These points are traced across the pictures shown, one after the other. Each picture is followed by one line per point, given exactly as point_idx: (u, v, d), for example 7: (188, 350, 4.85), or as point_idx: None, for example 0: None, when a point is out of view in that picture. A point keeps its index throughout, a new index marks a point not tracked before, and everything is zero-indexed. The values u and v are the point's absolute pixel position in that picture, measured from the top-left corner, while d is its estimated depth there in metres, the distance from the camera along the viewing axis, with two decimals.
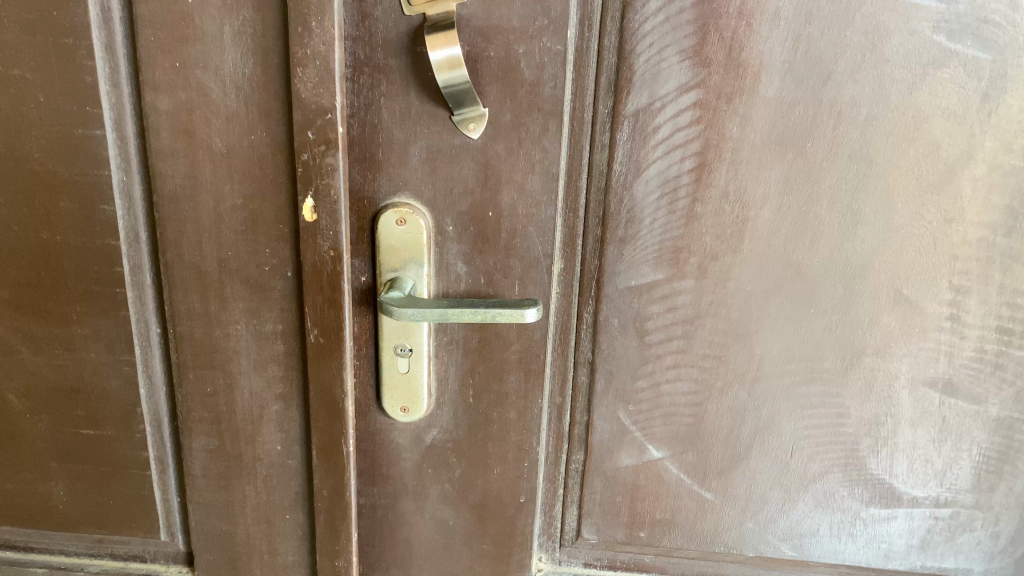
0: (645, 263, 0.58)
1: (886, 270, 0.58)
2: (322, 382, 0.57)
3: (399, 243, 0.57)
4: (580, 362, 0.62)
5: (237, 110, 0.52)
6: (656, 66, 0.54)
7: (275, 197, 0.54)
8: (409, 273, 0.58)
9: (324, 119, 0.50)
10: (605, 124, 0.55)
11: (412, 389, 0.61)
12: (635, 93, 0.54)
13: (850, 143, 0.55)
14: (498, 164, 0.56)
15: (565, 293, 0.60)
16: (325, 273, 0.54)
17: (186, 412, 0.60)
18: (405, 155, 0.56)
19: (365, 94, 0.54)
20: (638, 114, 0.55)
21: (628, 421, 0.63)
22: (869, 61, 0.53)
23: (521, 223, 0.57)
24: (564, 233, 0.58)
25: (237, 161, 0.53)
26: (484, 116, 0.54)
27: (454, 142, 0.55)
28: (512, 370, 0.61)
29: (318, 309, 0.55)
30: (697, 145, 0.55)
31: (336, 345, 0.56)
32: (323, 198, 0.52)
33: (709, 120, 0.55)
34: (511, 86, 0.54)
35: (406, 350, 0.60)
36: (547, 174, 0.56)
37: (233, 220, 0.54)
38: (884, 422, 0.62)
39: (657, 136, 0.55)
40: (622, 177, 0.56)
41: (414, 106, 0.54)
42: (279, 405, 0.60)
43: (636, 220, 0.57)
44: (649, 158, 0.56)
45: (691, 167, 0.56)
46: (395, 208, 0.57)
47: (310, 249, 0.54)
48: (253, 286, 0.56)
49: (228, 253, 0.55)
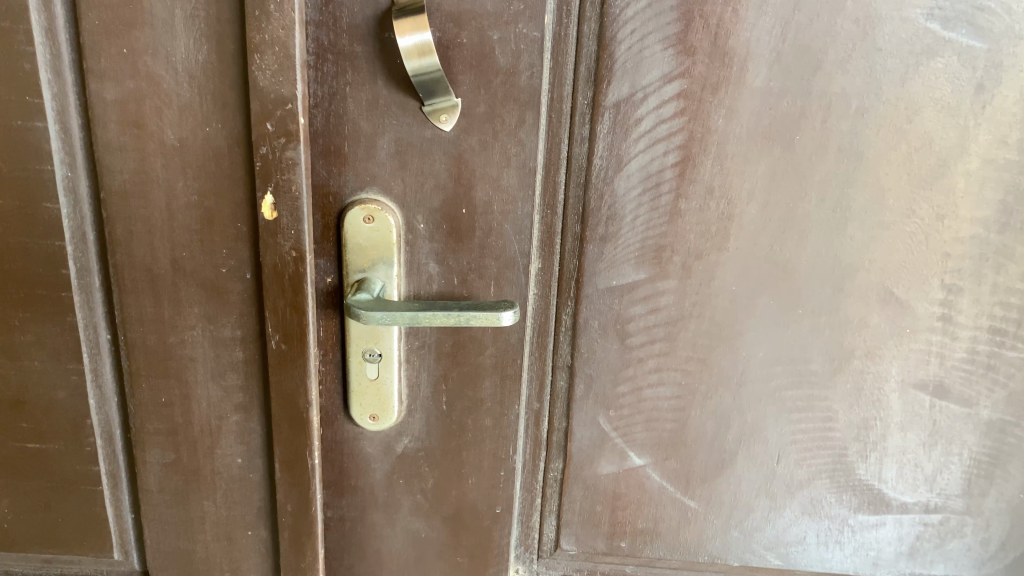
0: (626, 262, 0.56)
1: (876, 269, 0.56)
2: (285, 391, 0.54)
3: (366, 242, 0.54)
4: (559, 366, 0.59)
5: (190, 99, 0.48)
6: (638, 54, 0.51)
7: (233, 193, 0.50)
8: (378, 274, 0.55)
9: (285, 109, 0.47)
10: (584, 116, 0.52)
11: (382, 396, 0.58)
12: (616, 83, 0.51)
13: (840, 137, 0.52)
14: (472, 158, 0.53)
15: (543, 294, 0.57)
16: (287, 275, 0.51)
17: (140, 423, 0.56)
18: (373, 148, 0.53)
19: (329, 83, 0.51)
20: (618, 106, 0.52)
21: (608, 427, 0.60)
22: (860, 50, 0.50)
23: (496, 220, 0.54)
24: (542, 231, 0.55)
25: (191, 154, 0.49)
26: (456, 106, 0.51)
27: (424, 134, 0.52)
28: (487, 375, 0.58)
29: (280, 314, 0.52)
30: (680, 139, 0.53)
31: (299, 352, 0.53)
32: (284, 194, 0.49)
33: (693, 112, 0.52)
34: (485, 74, 0.51)
35: (376, 355, 0.56)
36: (523, 169, 0.53)
37: (187, 219, 0.51)
38: (872, 426, 0.60)
39: (639, 129, 0.52)
40: (602, 171, 0.53)
41: (382, 96, 0.51)
42: (239, 416, 0.56)
43: (616, 216, 0.55)
44: (630, 152, 0.53)
45: (674, 162, 0.53)
46: (363, 205, 0.53)
47: (270, 249, 0.50)
48: (210, 289, 0.52)
49: (182, 253, 0.52)
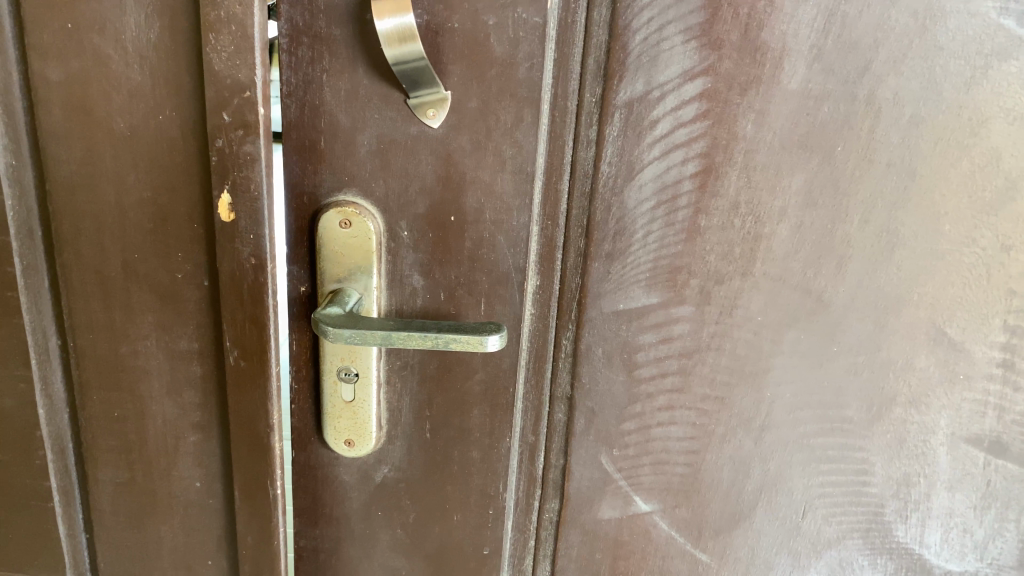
0: (636, 284, 0.49)
1: (926, 303, 0.48)
2: (245, 413, 0.48)
3: (343, 248, 0.48)
4: (557, 397, 0.52)
5: (142, 83, 0.43)
6: (655, 47, 0.44)
7: (189, 191, 0.45)
8: (356, 285, 0.48)
9: (242, 97, 0.41)
10: (591, 115, 0.46)
11: (358, 420, 0.52)
12: (629, 80, 0.44)
13: (888, 150, 0.45)
14: (462, 160, 0.46)
15: (540, 315, 0.50)
16: (245, 285, 0.45)
17: (91, 438, 0.51)
18: (352, 144, 0.47)
19: (304, 70, 0.45)
20: (631, 105, 0.45)
21: (611, 468, 0.54)
22: (917, 49, 0.43)
23: (489, 231, 0.48)
24: (541, 244, 0.49)
25: (143, 145, 0.44)
26: (446, 100, 0.45)
27: (409, 131, 0.46)
28: (475, 403, 0.52)
29: (239, 327, 0.46)
30: (702, 146, 0.45)
31: (260, 370, 0.47)
32: (242, 194, 0.43)
33: (718, 116, 0.45)
34: (478, 64, 0.44)
35: (352, 375, 0.50)
36: (520, 174, 0.46)
37: (139, 217, 0.45)
38: (915, 483, 0.52)
39: (654, 133, 0.45)
40: (611, 180, 0.47)
41: (362, 86, 0.45)
42: (198, 436, 0.51)
43: (625, 232, 0.48)
44: (643, 159, 0.46)
45: (694, 172, 0.46)
46: (339, 207, 0.47)
47: (228, 255, 0.44)
48: (164, 296, 0.47)
49: (134, 255, 0.46)
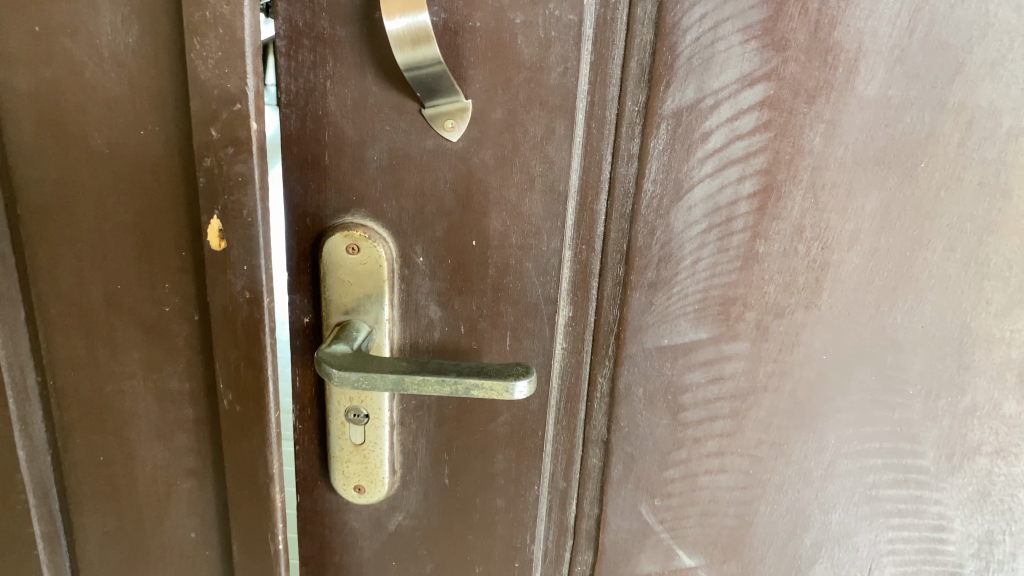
0: (683, 317, 0.43)
1: (1018, 341, 0.42)
2: (241, 462, 0.43)
3: (351, 276, 0.42)
4: (591, 440, 0.47)
5: (120, 93, 0.37)
6: (708, 48, 0.38)
7: (176, 215, 0.39)
8: (366, 316, 0.43)
9: (231, 110, 0.36)
10: (633, 126, 0.40)
11: (369, 465, 0.46)
12: (677, 86, 0.39)
13: (980, 167, 0.39)
14: (485, 177, 0.41)
15: (573, 349, 0.45)
16: (239, 321, 0.40)
17: (76, 484, 0.46)
18: (360, 160, 0.41)
19: (305, 76, 0.39)
20: (679, 115, 0.39)
21: (652, 519, 0.48)
22: (1017, 50, 0.37)
23: (515, 257, 0.42)
24: (574, 271, 0.43)
25: (123, 163, 0.39)
26: (467, 109, 0.39)
27: (424, 145, 0.40)
28: (500, 447, 0.46)
29: (232, 369, 0.41)
30: (762, 161, 0.40)
31: (257, 415, 0.42)
32: (233, 220, 0.38)
33: (781, 126, 0.39)
34: (503, 69, 0.38)
35: (361, 416, 0.45)
36: (551, 193, 0.41)
37: (122, 243, 0.40)
38: (998, 542, 0.47)
39: (705, 147, 0.39)
40: (655, 200, 0.41)
41: (371, 94, 0.40)
42: (191, 483, 0.45)
43: (671, 259, 0.42)
44: (693, 177, 0.40)
45: (752, 191, 0.40)
46: (346, 231, 0.42)
47: (218, 288, 0.39)
48: (151, 330, 0.42)
49: (116, 286, 0.41)
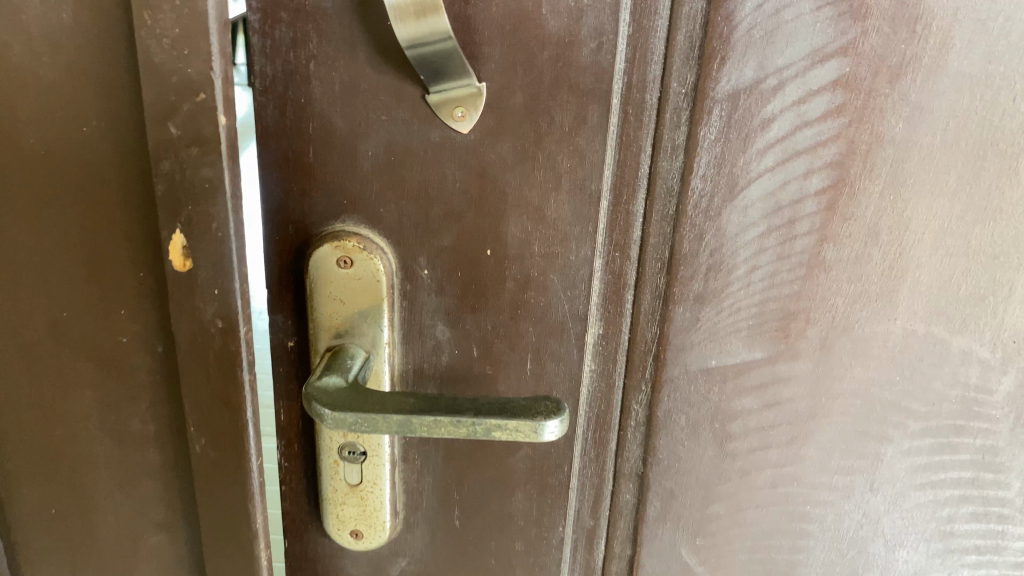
0: (735, 335, 0.37)
1: None
2: (219, 515, 0.36)
3: (343, 295, 0.36)
4: (624, 474, 0.41)
5: (55, 80, 0.30)
6: (774, 16, 0.31)
7: (130, 228, 0.32)
8: (361, 340, 0.37)
9: (194, 101, 0.29)
10: (678, 112, 0.33)
11: (368, 508, 0.40)
12: (734, 63, 0.32)
13: None
14: (502, 175, 0.34)
15: (604, 372, 0.38)
16: (211, 353, 0.33)
17: (24, 539, 0.39)
18: (352, 156, 0.34)
19: (283, 58, 0.32)
20: (736, 98, 0.33)
21: (693, 560, 0.42)
22: None
23: (538, 268, 0.36)
24: (606, 282, 0.37)
25: (62, 166, 0.32)
26: (479, 95, 0.33)
27: (429, 138, 0.34)
28: (519, 484, 0.40)
29: (205, 409, 0.34)
30: (833, 151, 0.33)
31: (237, 463, 0.35)
32: (199, 235, 0.31)
33: (859, 111, 0.33)
34: (525, 45, 0.32)
35: (358, 454, 0.39)
36: (581, 193, 0.34)
37: (66, 262, 0.33)
38: None
39: (766, 136, 0.33)
40: (704, 199, 0.34)
41: (364, 77, 0.33)
42: (160, 537, 0.39)
43: (722, 267, 0.36)
44: (750, 172, 0.34)
45: (821, 187, 0.34)
46: (335, 241, 0.35)
47: (185, 315, 0.32)
48: (106, 364, 0.35)
49: (62, 313, 0.34)
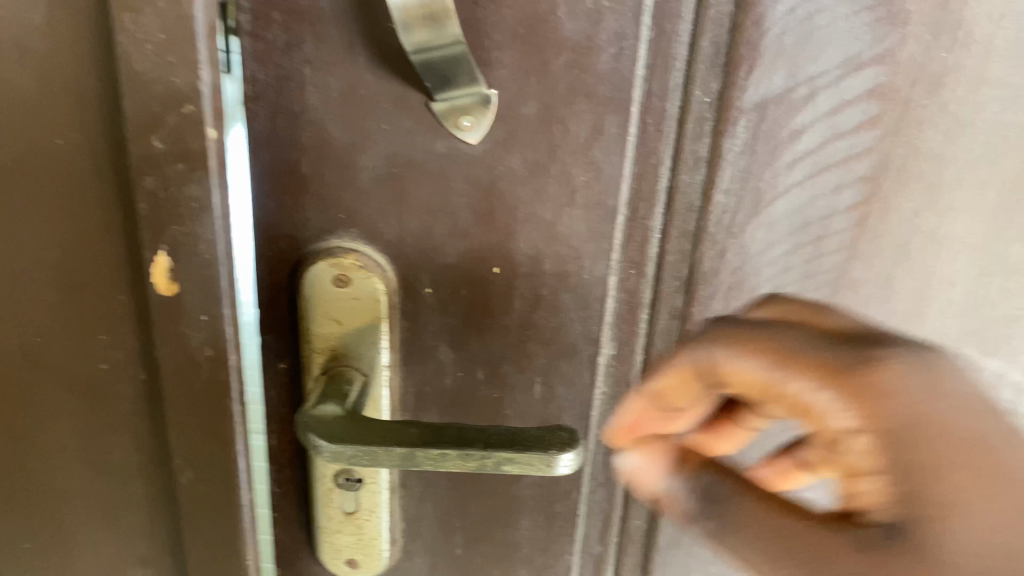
0: None
1: None
2: (208, 551, 0.34)
3: (340, 315, 0.33)
4: (635, 500, 0.39)
5: (26, 87, 0.28)
6: (807, 22, 0.29)
7: (109, 248, 0.30)
8: (359, 363, 0.34)
9: (181, 114, 0.26)
10: (701, 122, 0.31)
11: (364, 537, 0.38)
12: (763, 72, 0.30)
13: None
14: (511, 189, 0.32)
15: (616, 395, 0.36)
16: (199, 383, 0.30)
17: None
18: (350, 168, 0.32)
19: (276, 62, 0.30)
20: (764, 108, 0.30)
21: None
22: None
23: (549, 287, 0.34)
24: (620, 302, 0.34)
25: (35, 181, 0.29)
26: (489, 103, 0.30)
27: (433, 149, 0.31)
28: (526, 510, 0.38)
29: (192, 440, 0.32)
30: (865, 166, 0.32)
31: (228, 497, 0.33)
32: (188, 257, 0.28)
33: (894, 124, 0.31)
34: (539, 50, 0.29)
35: (354, 481, 0.36)
36: (596, 208, 0.32)
37: (38, 285, 0.31)
38: None
39: (795, 148, 0.31)
40: (727, 215, 0.32)
41: (364, 83, 0.30)
42: (144, 571, 0.36)
43: (744, 285, 0.34)
44: (778, 186, 0.32)
45: (851, 203, 0.32)
46: (333, 259, 0.33)
47: (172, 342, 0.30)
48: (84, 392, 0.32)
49: (35, 338, 0.32)
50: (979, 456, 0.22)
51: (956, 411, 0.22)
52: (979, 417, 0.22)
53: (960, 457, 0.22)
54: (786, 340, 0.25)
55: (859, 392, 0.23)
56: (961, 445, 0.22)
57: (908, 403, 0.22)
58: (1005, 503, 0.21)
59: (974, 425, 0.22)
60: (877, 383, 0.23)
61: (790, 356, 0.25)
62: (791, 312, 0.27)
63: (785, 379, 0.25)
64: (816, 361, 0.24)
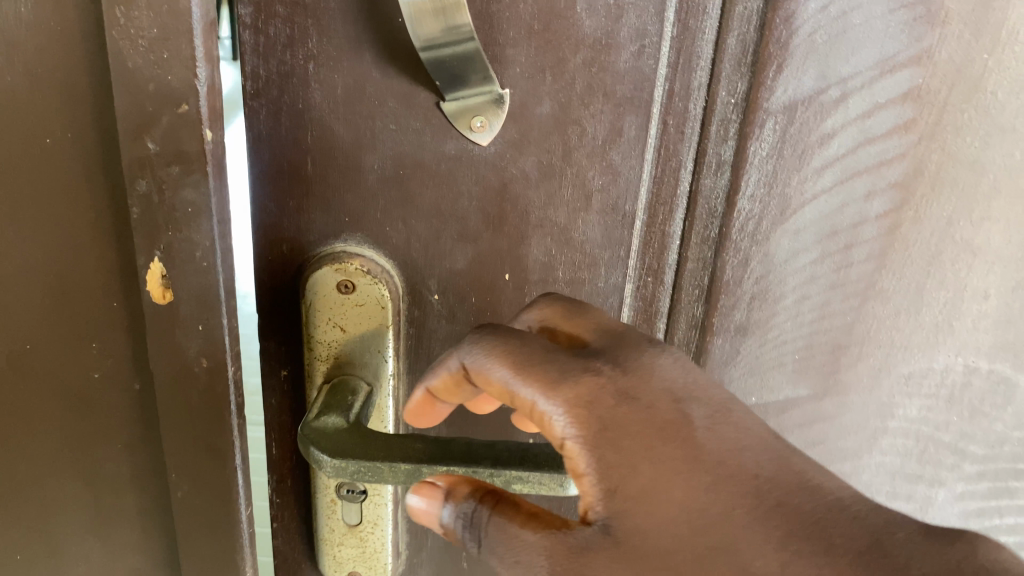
0: (780, 371, 0.34)
1: None
2: (205, 566, 0.33)
3: (344, 322, 0.32)
4: None
5: (13, 85, 0.26)
6: (839, 19, 0.27)
7: (101, 253, 0.28)
8: (364, 371, 0.33)
9: (175, 114, 0.25)
10: (725, 124, 0.30)
11: (367, 550, 0.36)
12: (793, 71, 0.28)
13: None
14: (524, 193, 0.30)
15: None
16: (195, 394, 0.29)
17: None
18: (354, 169, 0.30)
19: (278, 57, 0.28)
20: (792, 110, 0.29)
21: None
22: None
23: (561, 295, 0.32)
24: (636, 311, 0.33)
25: (23, 182, 0.28)
26: (502, 103, 0.29)
27: (442, 150, 0.30)
28: None
29: (188, 453, 0.30)
30: (898, 171, 0.30)
31: (225, 512, 0.31)
32: (183, 264, 0.27)
33: (931, 129, 0.30)
34: (555, 47, 0.28)
35: (358, 493, 0.35)
36: (612, 213, 0.31)
37: (27, 289, 0.29)
38: None
39: (824, 152, 0.30)
40: (751, 222, 0.31)
41: (371, 81, 0.29)
42: None
43: (768, 296, 0.32)
44: (806, 192, 0.30)
45: (883, 210, 0.31)
46: (336, 263, 0.31)
47: (166, 351, 0.28)
48: (76, 401, 0.31)
49: (24, 345, 0.30)
50: (665, 433, 0.23)
51: (664, 396, 0.24)
52: (714, 413, 0.24)
53: (664, 447, 0.23)
54: (520, 343, 0.24)
55: (589, 390, 0.23)
56: (655, 429, 0.23)
57: (632, 398, 0.23)
58: (700, 482, 0.23)
59: (667, 410, 0.24)
60: (621, 381, 0.24)
61: (529, 362, 0.24)
62: (557, 321, 0.27)
63: (520, 386, 0.23)
64: (546, 369, 0.23)
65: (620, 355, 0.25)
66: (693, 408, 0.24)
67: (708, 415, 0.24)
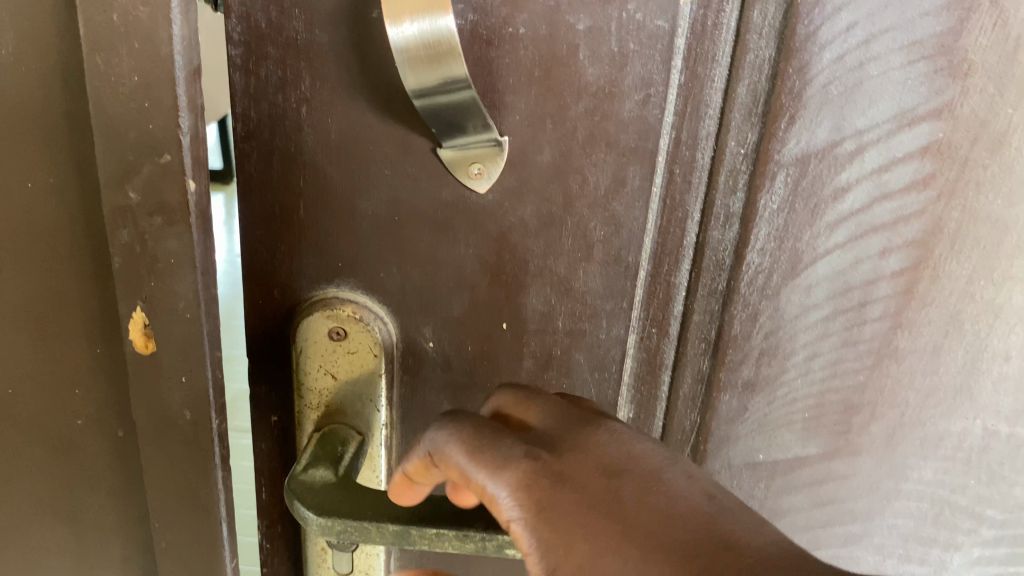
0: (788, 429, 0.33)
1: None
2: None
3: (336, 369, 0.31)
4: None
5: None
6: (856, 71, 0.26)
7: (85, 299, 0.27)
8: (355, 420, 0.32)
9: (157, 163, 0.24)
10: (735, 174, 0.28)
11: None
12: (806, 123, 0.27)
13: None
14: (523, 242, 0.29)
15: None
16: (179, 446, 0.28)
17: None
18: (346, 215, 0.29)
19: (269, 100, 0.27)
20: (805, 162, 0.28)
21: None
22: None
23: (561, 345, 0.31)
24: (639, 364, 0.32)
25: (3, 226, 0.27)
26: (501, 150, 0.27)
27: (438, 197, 0.28)
28: None
29: (172, 504, 0.29)
30: (915, 228, 0.29)
31: (209, 563, 0.30)
32: (165, 315, 0.26)
33: (952, 186, 0.29)
34: (557, 95, 0.26)
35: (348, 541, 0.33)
36: (614, 264, 0.29)
37: (10, 333, 0.28)
38: None
39: (838, 207, 0.29)
40: (761, 276, 0.30)
41: (365, 126, 0.27)
42: None
43: (777, 351, 0.31)
44: (817, 248, 0.29)
45: (899, 268, 0.30)
46: (327, 310, 0.30)
47: (149, 402, 0.28)
48: (58, 447, 0.30)
49: (6, 389, 0.29)
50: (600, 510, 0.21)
51: (598, 473, 0.22)
52: (646, 484, 0.22)
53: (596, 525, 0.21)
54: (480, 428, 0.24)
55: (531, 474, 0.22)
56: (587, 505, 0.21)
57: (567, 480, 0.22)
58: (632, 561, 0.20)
59: (602, 487, 0.22)
60: (557, 464, 0.22)
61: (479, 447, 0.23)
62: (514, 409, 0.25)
63: (473, 471, 0.23)
64: (495, 454, 0.23)
65: (570, 440, 0.23)
66: (625, 483, 0.22)
67: (638, 488, 0.22)
